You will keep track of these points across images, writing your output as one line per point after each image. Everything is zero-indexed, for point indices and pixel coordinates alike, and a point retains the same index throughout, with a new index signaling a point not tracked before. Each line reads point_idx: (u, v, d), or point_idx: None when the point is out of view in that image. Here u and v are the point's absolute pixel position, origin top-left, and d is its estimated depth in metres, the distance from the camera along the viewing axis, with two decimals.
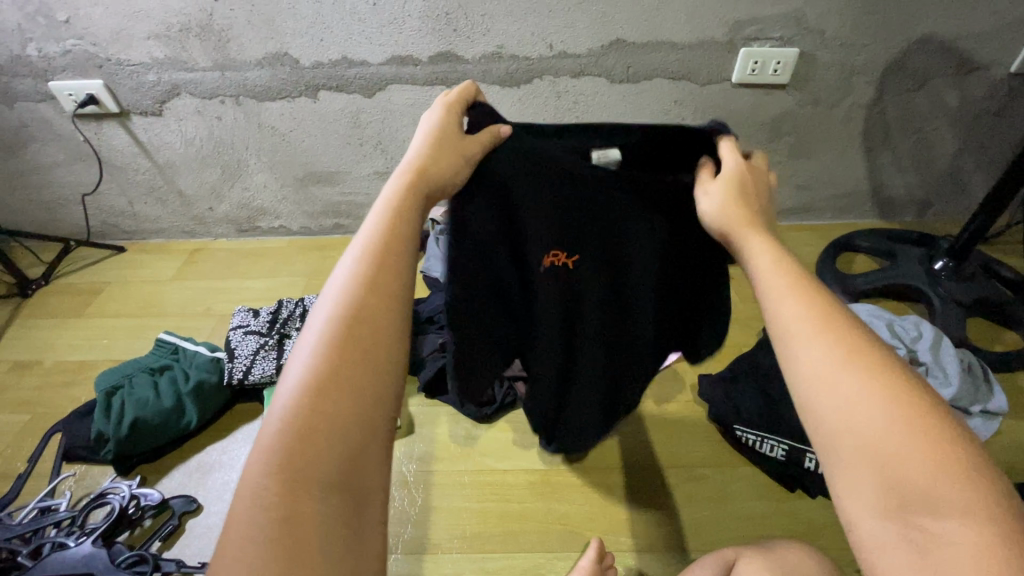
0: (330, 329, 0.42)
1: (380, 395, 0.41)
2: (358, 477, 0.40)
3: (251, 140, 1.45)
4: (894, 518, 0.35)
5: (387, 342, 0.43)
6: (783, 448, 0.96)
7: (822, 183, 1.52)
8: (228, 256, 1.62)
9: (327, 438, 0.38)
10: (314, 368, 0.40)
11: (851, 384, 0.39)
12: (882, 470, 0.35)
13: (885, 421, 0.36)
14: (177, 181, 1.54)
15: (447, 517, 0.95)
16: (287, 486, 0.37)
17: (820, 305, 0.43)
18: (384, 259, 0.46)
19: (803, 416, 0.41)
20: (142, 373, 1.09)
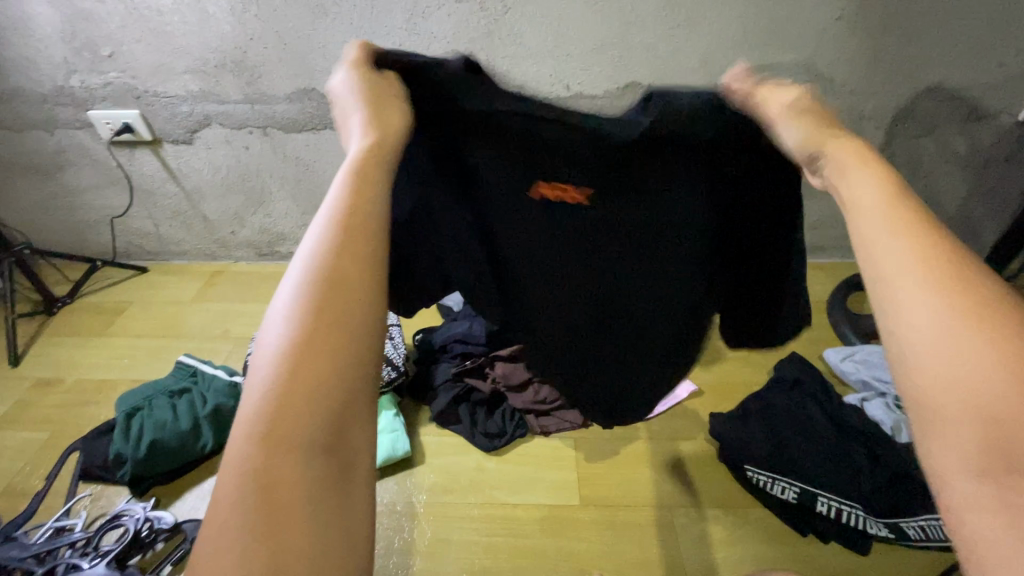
0: (299, 300, 0.43)
1: (356, 358, 0.42)
2: (339, 437, 0.40)
3: (276, 168, 1.50)
4: (993, 480, 0.33)
5: (354, 308, 0.43)
6: (795, 490, 0.96)
7: (833, 223, 1.54)
8: (248, 279, 1.66)
9: (307, 401, 0.39)
10: (287, 338, 0.41)
11: (970, 345, 0.36)
12: (985, 426, 0.34)
13: (1002, 379, 0.34)
14: (202, 205, 1.59)
15: (456, 549, 0.95)
16: (270, 447, 0.38)
17: (935, 251, 0.40)
18: (348, 229, 0.46)
19: (894, 360, 0.39)
20: (162, 396, 1.11)
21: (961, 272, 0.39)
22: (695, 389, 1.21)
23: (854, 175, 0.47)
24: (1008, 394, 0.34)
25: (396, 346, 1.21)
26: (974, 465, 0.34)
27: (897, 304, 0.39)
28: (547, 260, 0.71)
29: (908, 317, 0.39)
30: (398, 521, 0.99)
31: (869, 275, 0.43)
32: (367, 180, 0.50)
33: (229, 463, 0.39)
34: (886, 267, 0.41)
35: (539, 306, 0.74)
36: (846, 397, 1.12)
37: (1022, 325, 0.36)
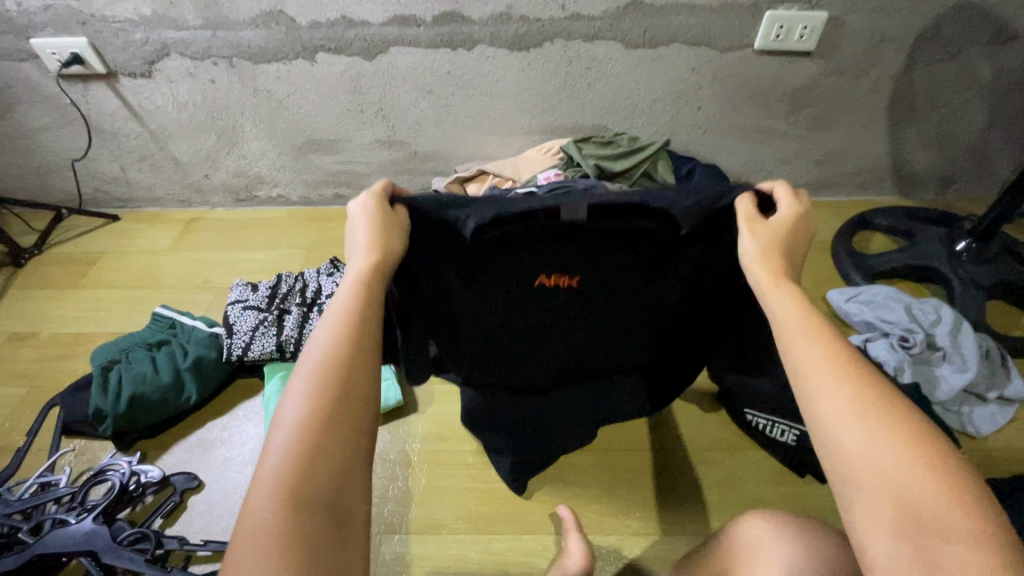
0: (312, 377, 0.46)
1: (361, 430, 0.46)
2: (338, 496, 0.43)
3: (246, 105, 1.38)
4: (906, 540, 0.39)
5: (361, 386, 0.47)
6: (794, 433, 0.90)
7: (842, 158, 1.46)
8: (226, 226, 1.57)
9: (319, 467, 0.43)
10: (303, 411, 0.44)
11: (866, 428, 0.43)
12: (895, 495, 0.40)
13: (898, 456, 0.41)
14: (170, 147, 1.48)
15: (452, 497, 0.94)
16: (286, 503, 0.41)
17: (840, 353, 0.47)
18: (360, 322, 0.50)
19: (821, 444, 0.45)
20: (139, 348, 1.06)
21: (857, 371, 0.46)
22: None
23: (780, 289, 0.53)
24: (911, 469, 0.40)
25: None
26: (891, 527, 0.40)
27: (814, 399, 0.46)
28: (523, 335, 0.74)
29: (829, 410, 0.45)
30: (392, 469, 0.98)
31: (793, 378, 0.49)
32: (373, 281, 0.53)
33: (244, 522, 0.40)
34: (805, 368, 0.47)
35: (505, 368, 0.79)
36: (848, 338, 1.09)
37: (907, 413, 0.44)
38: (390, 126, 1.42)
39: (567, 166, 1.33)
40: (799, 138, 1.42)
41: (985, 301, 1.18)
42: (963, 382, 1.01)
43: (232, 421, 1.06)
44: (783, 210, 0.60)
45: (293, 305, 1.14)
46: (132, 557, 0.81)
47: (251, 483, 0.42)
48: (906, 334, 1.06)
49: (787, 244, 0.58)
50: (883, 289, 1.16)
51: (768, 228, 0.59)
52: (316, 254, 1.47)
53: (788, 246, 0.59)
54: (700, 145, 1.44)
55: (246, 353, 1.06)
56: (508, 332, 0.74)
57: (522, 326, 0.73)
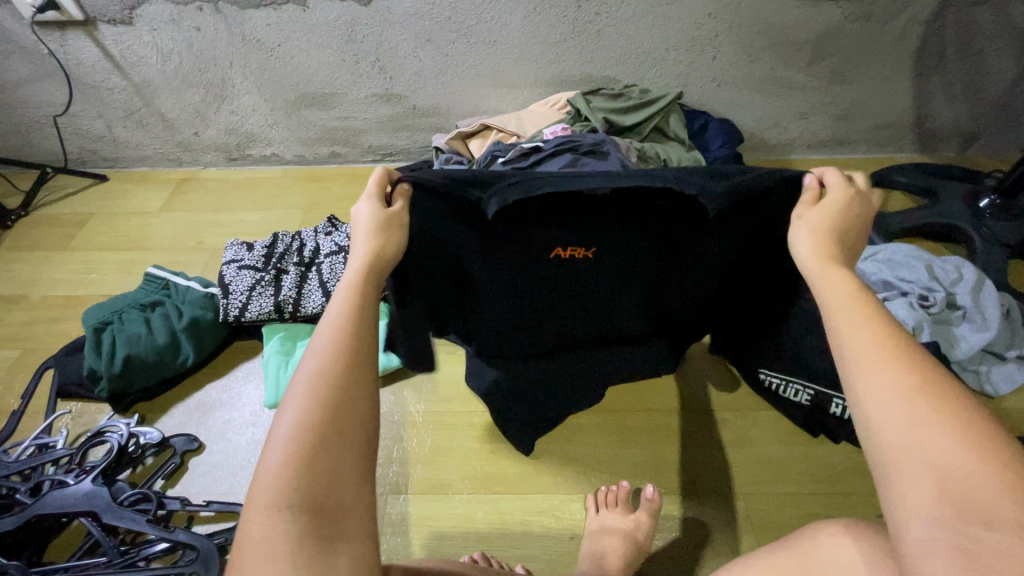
0: (312, 383, 0.43)
1: (364, 435, 0.43)
2: (331, 501, 0.41)
3: (235, 55, 1.31)
4: (945, 529, 0.35)
5: (361, 390, 0.45)
6: (809, 393, 0.88)
7: (862, 113, 1.39)
8: (218, 186, 1.52)
9: (314, 471, 0.40)
10: (302, 416, 0.42)
11: (910, 411, 0.38)
12: (939, 481, 0.36)
13: (952, 439, 0.37)
14: (156, 102, 1.41)
15: (458, 458, 0.92)
16: (286, 508, 0.39)
17: (890, 337, 0.43)
18: (360, 327, 0.47)
19: (861, 425, 0.41)
20: (132, 309, 1.02)
21: (906, 354, 0.41)
22: None
23: (828, 273, 0.49)
24: (960, 455, 0.36)
25: None
26: (929, 514, 0.36)
27: (860, 380, 0.41)
28: (542, 305, 0.71)
29: (870, 392, 0.40)
30: (396, 431, 0.96)
31: (838, 359, 0.44)
32: (367, 286, 0.50)
33: (247, 530, 0.40)
34: (851, 348, 0.43)
35: (527, 338, 0.76)
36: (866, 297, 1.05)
37: (963, 398, 0.39)
38: (388, 78, 1.35)
39: (574, 120, 1.26)
40: (818, 91, 1.35)
41: (1006, 260, 1.14)
42: (983, 341, 0.98)
43: (231, 383, 1.03)
44: (833, 194, 0.55)
45: (291, 265, 1.10)
46: (134, 517, 0.79)
47: (252, 485, 0.40)
48: (926, 293, 1.02)
49: (840, 231, 0.53)
50: (903, 247, 1.12)
51: (817, 214, 0.54)
52: (313, 214, 1.42)
53: (845, 239, 0.53)
54: (714, 99, 1.37)
55: (243, 314, 1.03)
56: (516, 303, 0.70)
57: (536, 304, 0.71)
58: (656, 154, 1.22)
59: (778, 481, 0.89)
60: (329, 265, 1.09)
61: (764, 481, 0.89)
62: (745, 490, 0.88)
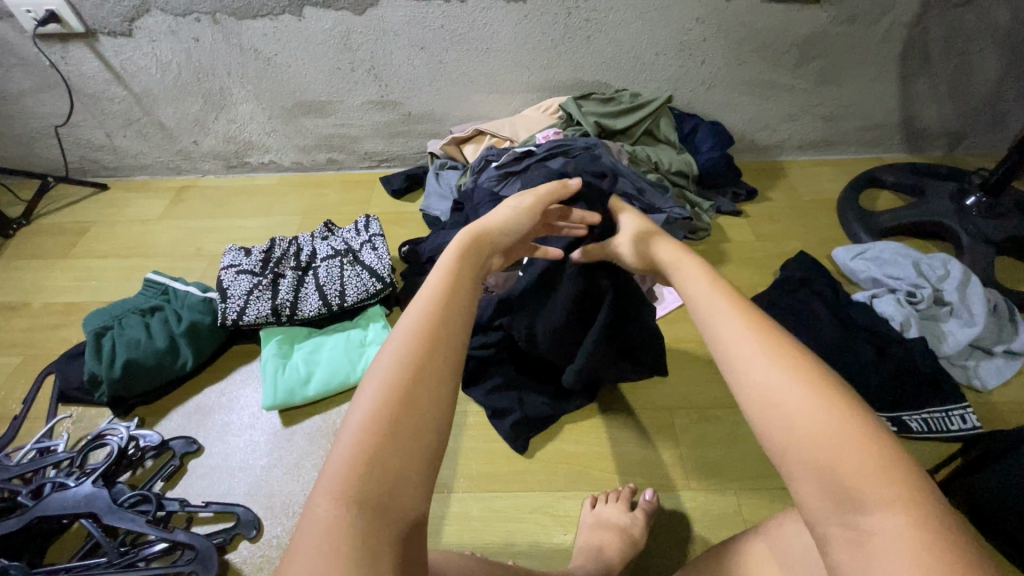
0: (388, 374, 0.46)
1: (429, 431, 0.44)
2: (394, 497, 0.41)
3: (233, 65, 1.33)
4: (837, 519, 0.39)
5: (432, 385, 0.46)
6: None
7: (850, 114, 1.41)
8: (218, 194, 1.54)
9: (378, 460, 0.42)
10: (375, 409, 0.44)
11: (795, 400, 0.43)
12: (822, 474, 0.40)
13: (828, 428, 0.41)
14: (156, 112, 1.43)
15: (453, 457, 0.94)
16: (343, 502, 0.40)
17: (770, 333, 0.48)
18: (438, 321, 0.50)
19: (755, 421, 0.44)
20: (132, 314, 1.04)
21: (785, 347, 0.47)
22: None
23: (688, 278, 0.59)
24: (837, 445, 0.40)
25: (381, 256, 1.12)
26: (821, 505, 0.40)
27: (744, 377, 0.46)
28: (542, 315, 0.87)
29: (755, 386, 0.45)
30: None
31: (720, 355, 0.49)
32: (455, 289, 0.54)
33: (306, 515, 0.40)
34: (731, 348, 0.48)
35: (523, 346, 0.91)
36: (854, 295, 1.07)
37: (835, 386, 0.44)
38: (383, 85, 1.37)
39: (566, 124, 1.28)
40: (806, 93, 1.38)
41: (993, 256, 1.16)
42: (969, 336, 0.99)
43: (229, 386, 1.05)
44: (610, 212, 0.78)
45: (288, 270, 1.12)
46: (133, 518, 0.80)
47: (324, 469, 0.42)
48: (913, 289, 1.04)
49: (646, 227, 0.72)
50: (891, 245, 1.14)
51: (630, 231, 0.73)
52: (311, 220, 1.44)
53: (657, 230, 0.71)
54: (704, 102, 1.39)
55: (241, 317, 1.04)
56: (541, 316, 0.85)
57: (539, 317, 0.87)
58: (647, 157, 1.24)
59: (769, 475, 0.90)
60: (326, 269, 1.11)
61: (755, 475, 0.90)
62: (737, 485, 0.89)
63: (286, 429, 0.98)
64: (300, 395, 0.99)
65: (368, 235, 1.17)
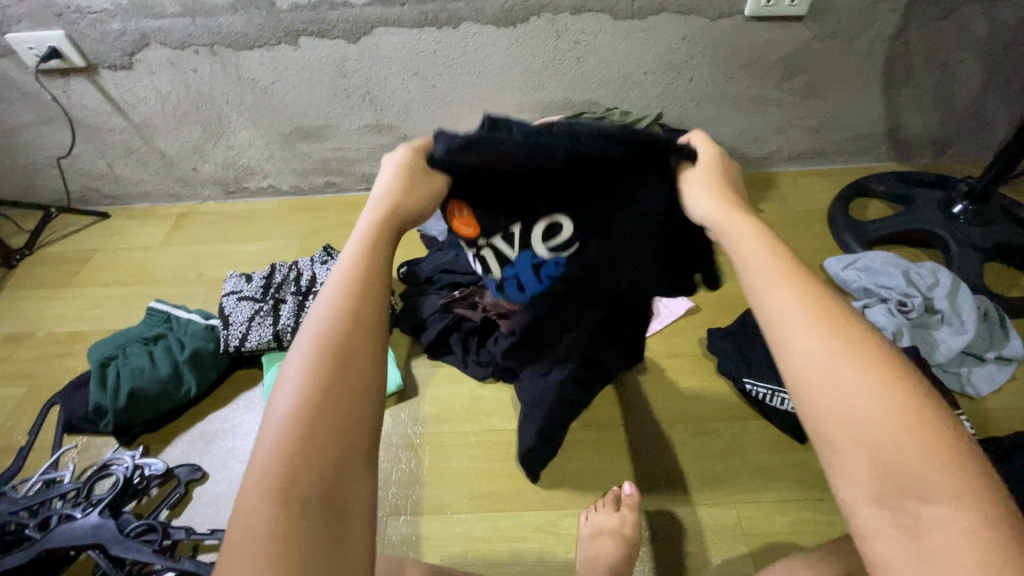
0: (306, 360, 0.43)
1: (354, 419, 0.43)
2: (337, 493, 0.41)
3: (231, 94, 1.36)
4: (888, 506, 0.38)
5: (355, 367, 0.44)
6: None
7: (837, 125, 1.44)
8: (218, 219, 1.56)
9: (306, 455, 0.40)
10: (294, 403, 0.42)
11: (850, 380, 0.40)
12: (877, 461, 0.38)
13: (876, 408, 0.39)
14: (156, 140, 1.46)
15: (456, 477, 0.95)
16: (277, 507, 0.39)
17: (816, 299, 0.45)
18: (358, 293, 0.47)
19: (803, 402, 0.42)
20: (136, 343, 1.05)
21: (838, 320, 0.44)
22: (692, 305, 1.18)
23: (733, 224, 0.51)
24: (892, 428, 0.38)
25: None
26: (874, 496, 0.38)
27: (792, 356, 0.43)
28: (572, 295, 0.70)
29: (811, 361, 0.42)
30: (394, 453, 0.98)
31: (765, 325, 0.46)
32: (380, 251, 0.50)
33: (236, 514, 0.39)
34: (784, 322, 0.44)
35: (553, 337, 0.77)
36: None
37: (890, 366, 0.41)
38: (378, 109, 1.40)
39: None
40: (793, 106, 1.40)
41: (982, 262, 1.18)
42: (961, 344, 1.01)
43: (233, 412, 1.06)
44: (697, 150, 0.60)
45: (289, 295, 1.13)
46: (140, 548, 0.81)
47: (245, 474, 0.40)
48: (904, 299, 1.06)
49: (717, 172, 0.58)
50: (881, 254, 1.15)
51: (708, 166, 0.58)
52: (310, 243, 1.46)
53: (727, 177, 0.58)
54: (693, 117, 1.42)
55: (243, 343, 1.05)
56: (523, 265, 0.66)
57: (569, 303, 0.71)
58: None
59: (768, 487, 0.91)
60: None
61: (753, 488, 0.91)
62: (736, 498, 0.90)
63: None
64: None
65: None
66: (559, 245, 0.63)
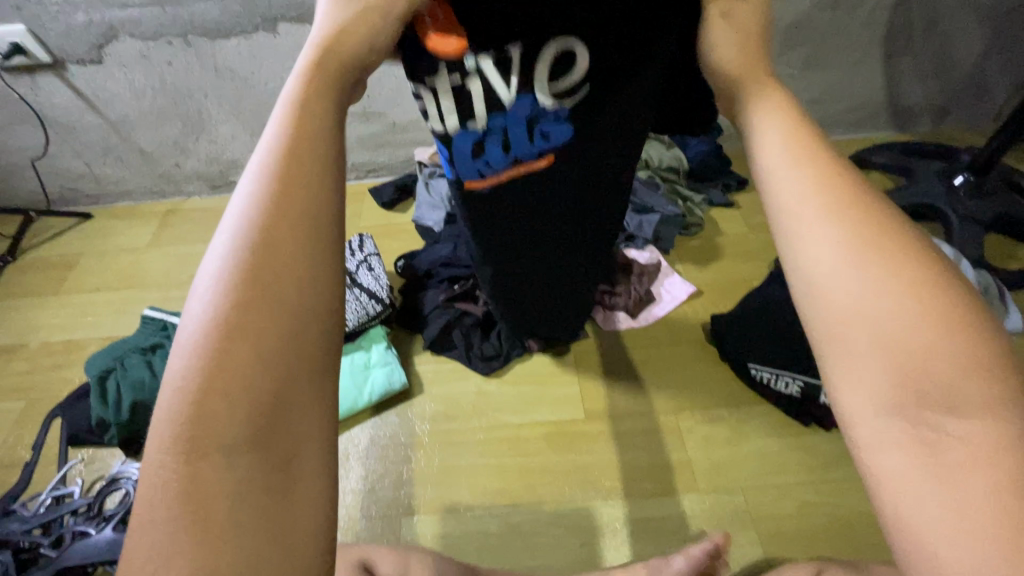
0: (222, 269, 0.30)
1: (297, 337, 0.30)
2: (277, 435, 0.29)
3: (209, 86, 1.30)
4: (903, 413, 0.30)
5: (293, 271, 0.31)
6: (798, 384, 0.95)
7: (837, 96, 1.41)
8: (205, 216, 1.51)
9: (229, 383, 0.28)
10: (205, 327, 0.29)
11: (873, 277, 0.32)
12: (895, 363, 0.31)
13: (903, 306, 0.31)
14: (134, 137, 1.40)
15: (466, 474, 0.96)
16: (186, 465, 0.27)
17: (840, 187, 0.36)
18: (288, 167, 0.32)
19: (809, 299, 0.34)
20: (133, 354, 1.03)
21: (867, 212, 0.34)
22: (694, 290, 1.17)
23: (769, 113, 0.40)
24: (925, 324, 0.31)
25: (377, 276, 1.12)
26: (886, 408, 0.31)
27: (803, 253, 0.35)
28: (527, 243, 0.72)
29: (820, 258, 0.34)
30: (403, 453, 0.98)
31: (777, 215, 0.37)
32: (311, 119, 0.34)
33: (143, 491, 0.27)
34: (803, 216, 0.35)
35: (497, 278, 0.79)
36: None
37: (930, 260, 0.33)
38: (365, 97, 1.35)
39: None
40: (792, 77, 1.37)
41: (982, 235, 1.17)
42: None
43: None
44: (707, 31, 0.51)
45: None
46: None
47: (152, 420, 0.28)
48: None
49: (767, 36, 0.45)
50: None
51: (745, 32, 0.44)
52: None
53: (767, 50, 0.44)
54: None
55: None
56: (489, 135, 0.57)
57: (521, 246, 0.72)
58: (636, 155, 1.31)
59: (774, 472, 0.93)
60: None
61: (760, 473, 0.92)
62: (744, 484, 0.92)
63: None
64: None
65: (363, 256, 1.16)
66: (557, 101, 0.57)
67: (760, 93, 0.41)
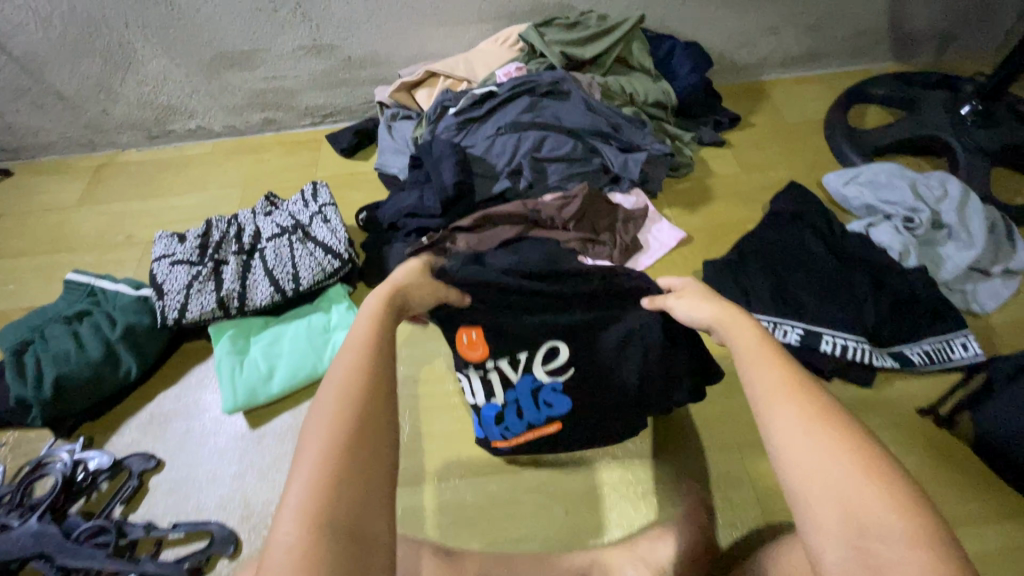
0: (326, 417, 0.42)
1: (380, 462, 0.42)
2: (360, 527, 0.39)
3: (130, 13, 1.13)
4: (853, 544, 0.37)
5: (380, 418, 0.44)
6: (798, 332, 0.88)
7: (837, 21, 1.29)
8: (142, 170, 1.35)
9: (332, 488, 0.39)
10: (318, 449, 0.40)
11: (823, 437, 0.41)
12: (841, 503, 0.38)
13: (843, 462, 0.39)
14: (49, 78, 1.22)
15: (441, 441, 0.87)
16: (309, 531, 0.37)
17: (796, 378, 0.46)
18: (375, 350, 0.48)
19: (773, 452, 0.43)
20: (56, 323, 0.91)
21: (820, 399, 0.44)
22: (684, 235, 1.08)
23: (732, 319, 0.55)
24: (850, 473, 0.39)
25: (334, 229, 0.99)
26: (840, 539, 0.37)
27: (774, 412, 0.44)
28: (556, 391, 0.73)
29: (783, 416, 0.43)
30: None
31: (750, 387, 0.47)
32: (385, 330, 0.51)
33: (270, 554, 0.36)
34: (770, 387, 0.45)
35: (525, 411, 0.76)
36: (849, 226, 1.01)
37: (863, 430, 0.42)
38: (314, 26, 1.18)
39: (529, 58, 1.18)
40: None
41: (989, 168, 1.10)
42: (968, 260, 0.95)
43: (184, 391, 0.95)
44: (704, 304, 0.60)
45: (230, 255, 0.98)
46: (91, 553, 0.72)
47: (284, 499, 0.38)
48: (909, 215, 0.99)
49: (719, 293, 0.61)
50: (885, 166, 1.07)
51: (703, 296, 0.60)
52: (252, 191, 1.27)
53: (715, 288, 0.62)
54: (679, 19, 1.25)
55: (183, 315, 0.92)
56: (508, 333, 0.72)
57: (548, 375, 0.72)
58: (621, 89, 1.16)
59: None
60: (273, 250, 0.98)
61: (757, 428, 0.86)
62: (740, 441, 0.85)
63: (254, 431, 0.90)
64: (263, 394, 0.90)
65: (317, 206, 1.03)
66: (556, 369, 0.73)
67: (704, 305, 0.59)
